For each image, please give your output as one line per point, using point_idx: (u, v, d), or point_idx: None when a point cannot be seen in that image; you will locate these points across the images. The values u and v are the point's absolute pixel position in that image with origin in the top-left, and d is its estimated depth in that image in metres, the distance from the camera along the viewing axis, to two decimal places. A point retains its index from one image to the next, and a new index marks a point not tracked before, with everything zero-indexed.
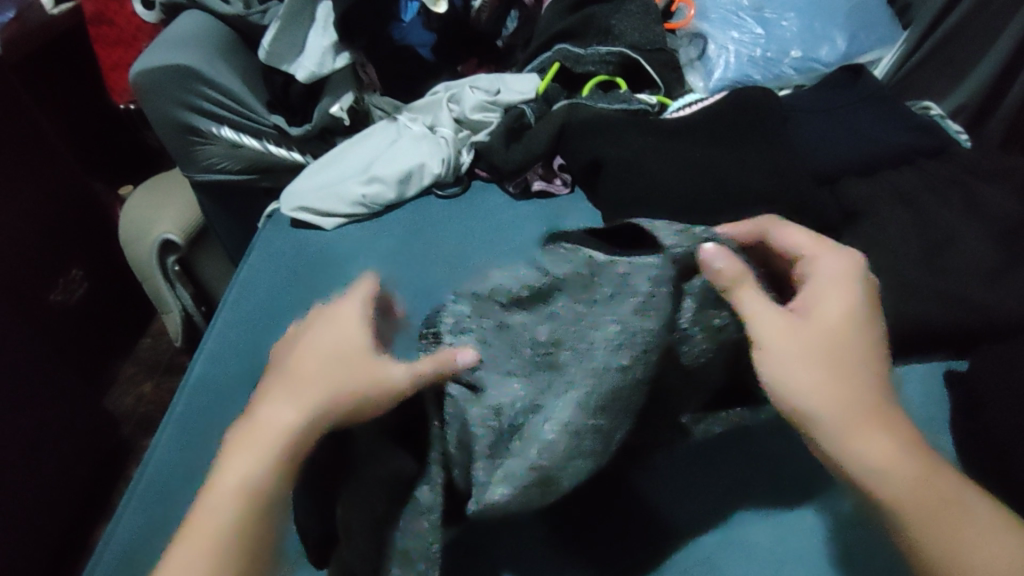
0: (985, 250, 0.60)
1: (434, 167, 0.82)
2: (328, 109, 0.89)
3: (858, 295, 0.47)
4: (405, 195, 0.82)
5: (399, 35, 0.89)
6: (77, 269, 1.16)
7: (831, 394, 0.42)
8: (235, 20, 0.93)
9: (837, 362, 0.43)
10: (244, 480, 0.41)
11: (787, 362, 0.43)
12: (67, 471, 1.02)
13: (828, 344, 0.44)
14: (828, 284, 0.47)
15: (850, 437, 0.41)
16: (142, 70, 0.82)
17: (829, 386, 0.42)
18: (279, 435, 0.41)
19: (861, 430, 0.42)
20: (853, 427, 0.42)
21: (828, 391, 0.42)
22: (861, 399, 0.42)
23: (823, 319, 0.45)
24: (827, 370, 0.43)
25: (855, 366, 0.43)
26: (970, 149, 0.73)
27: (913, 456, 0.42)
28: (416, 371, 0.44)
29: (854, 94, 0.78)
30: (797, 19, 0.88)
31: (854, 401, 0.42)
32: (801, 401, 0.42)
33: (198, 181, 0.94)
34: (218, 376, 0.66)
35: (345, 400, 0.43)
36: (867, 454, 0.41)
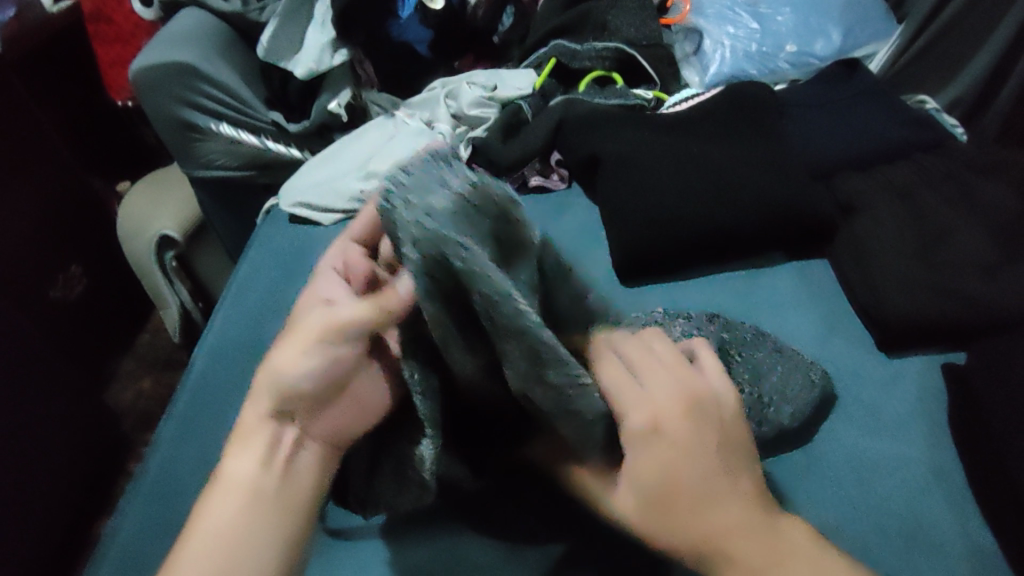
0: (980, 244, 0.61)
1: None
2: (327, 105, 0.89)
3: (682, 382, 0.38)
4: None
5: (396, 32, 0.91)
6: (77, 265, 1.17)
7: (688, 490, 0.36)
8: (233, 17, 0.94)
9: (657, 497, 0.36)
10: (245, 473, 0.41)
11: (635, 451, 0.37)
12: (69, 466, 1.03)
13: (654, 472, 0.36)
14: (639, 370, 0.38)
15: (706, 568, 0.37)
16: (142, 68, 0.83)
17: (665, 515, 0.36)
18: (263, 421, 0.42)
19: (698, 517, 0.36)
20: (705, 560, 0.36)
21: (683, 471, 0.36)
22: (702, 487, 0.36)
23: (654, 394, 0.37)
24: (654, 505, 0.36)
25: (689, 450, 0.36)
26: (966, 143, 0.74)
27: (775, 562, 0.37)
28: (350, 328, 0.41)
29: (849, 88, 0.79)
30: (792, 14, 0.89)
31: (699, 485, 0.36)
32: (634, 500, 0.37)
33: (197, 178, 0.95)
34: (216, 374, 0.67)
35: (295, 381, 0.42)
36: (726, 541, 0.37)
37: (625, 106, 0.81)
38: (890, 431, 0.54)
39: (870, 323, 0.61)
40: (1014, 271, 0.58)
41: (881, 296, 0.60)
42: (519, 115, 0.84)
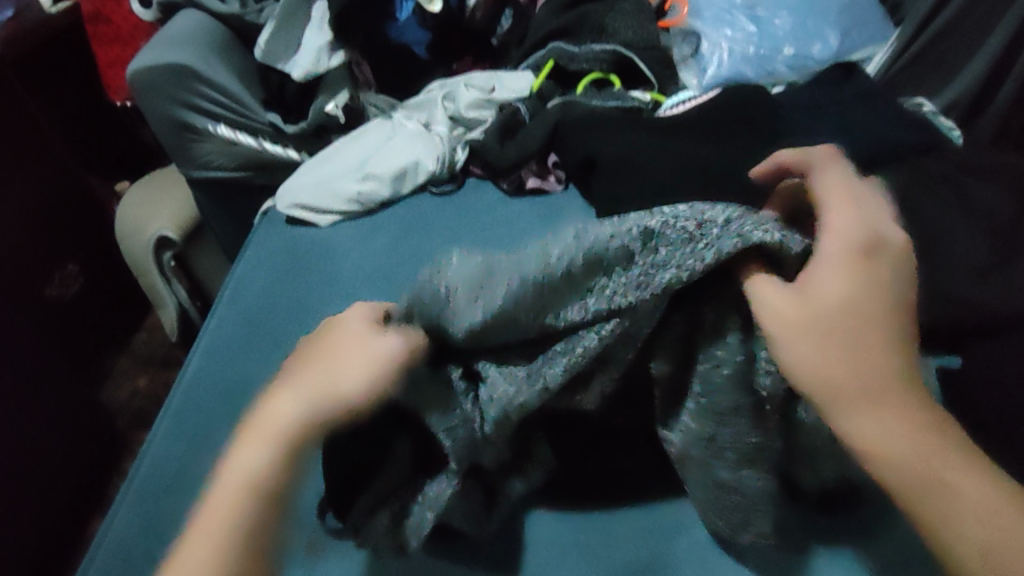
0: (980, 248, 0.61)
1: (427, 164, 0.82)
2: (323, 107, 0.89)
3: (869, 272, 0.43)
4: (401, 192, 0.83)
5: (395, 33, 0.91)
6: (73, 265, 1.17)
7: (860, 389, 0.40)
8: (231, 19, 0.94)
9: (864, 322, 0.41)
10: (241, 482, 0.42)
11: (818, 376, 0.41)
12: (62, 466, 1.03)
13: (843, 301, 0.41)
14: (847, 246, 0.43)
15: (841, 418, 0.40)
16: (139, 70, 0.83)
17: (833, 356, 0.40)
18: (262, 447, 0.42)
19: (903, 424, 0.40)
20: (865, 409, 0.40)
21: (861, 371, 0.40)
22: (891, 384, 0.40)
23: (837, 296, 0.41)
24: (841, 338, 0.41)
25: (897, 353, 0.41)
26: (964, 146, 0.74)
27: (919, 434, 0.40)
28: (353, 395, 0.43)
29: (846, 91, 0.79)
30: (789, 17, 0.89)
31: (890, 390, 0.40)
32: (815, 386, 0.41)
33: (194, 179, 0.95)
34: (212, 374, 0.67)
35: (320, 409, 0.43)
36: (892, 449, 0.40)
37: (623, 107, 0.81)
38: None
39: None
40: (1009, 274, 0.58)
41: None
42: (517, 115, 0.84)
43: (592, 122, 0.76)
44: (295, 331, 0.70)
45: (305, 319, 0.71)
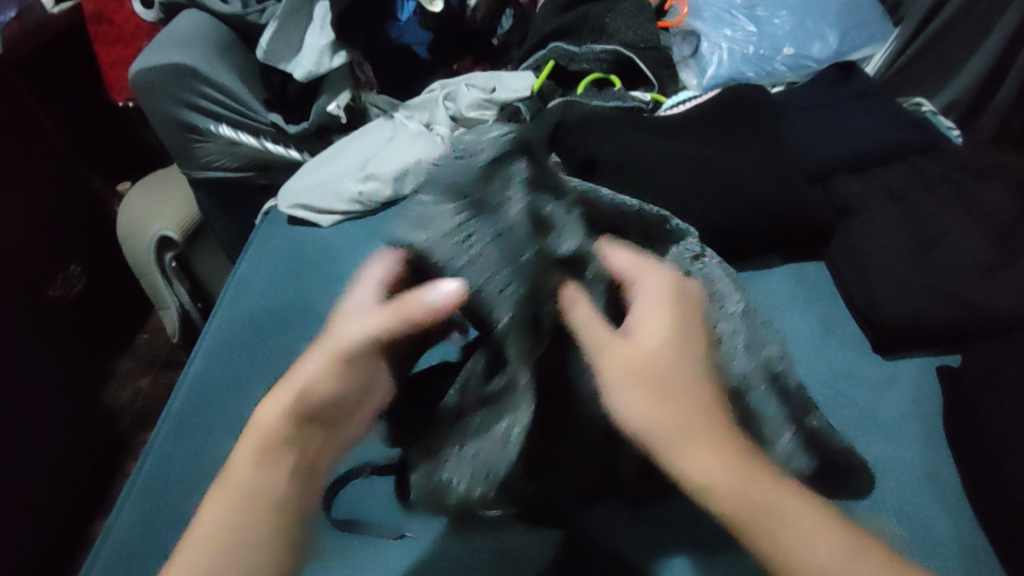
0: (978, 248, 0.61)
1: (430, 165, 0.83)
2: (325, 107, 0.89)
3: (674, 318, 0.40)
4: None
5: (395, 34, 0.92)
6: (76, 265, 1.17)
7: (666, 421, 0.35)
8: (233, 19, 0.94)
9: (654, 358, 0.37)
10: (242, 469, 0.36)
11: (619, 386, 0.37)
12: (65, 466, 1.03)
13: (670, 351, 0.38)
14: (654, 298, 0.41)
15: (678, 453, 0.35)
16: (141, 70, 0.83)
17: (667, 402, 0.36)
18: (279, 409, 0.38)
19: (696, 451, 0.35)
20: (684, 443, 0.35)
21: (656, 415, 0.36)
22: (697, 423, 0.36)
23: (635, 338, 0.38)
24: (646, 372, 0.37)
25: (693, 380, 0.37)
26: (962, 145, 0.74)
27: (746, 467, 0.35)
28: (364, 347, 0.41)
29: (846, 91, 0.79)
30: (790, 17, 0.89)
31: (682, 417, 0.36)
32: (647, 436, 0.36)
33: (196, 179, 0.96)
34: (215, 372, 0.67)
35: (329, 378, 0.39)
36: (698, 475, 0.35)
37: (622, 108, 0.82)
38: (884, 434, 0.54)
39: (865, 324, 0.62)
40: (1005, 274, 0.59)
41: (877, 298, 0.60)
42: (519, 114, 0.84)
43: (590, 120, 0.77)
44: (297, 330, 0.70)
45: (307, 318, 0.71)
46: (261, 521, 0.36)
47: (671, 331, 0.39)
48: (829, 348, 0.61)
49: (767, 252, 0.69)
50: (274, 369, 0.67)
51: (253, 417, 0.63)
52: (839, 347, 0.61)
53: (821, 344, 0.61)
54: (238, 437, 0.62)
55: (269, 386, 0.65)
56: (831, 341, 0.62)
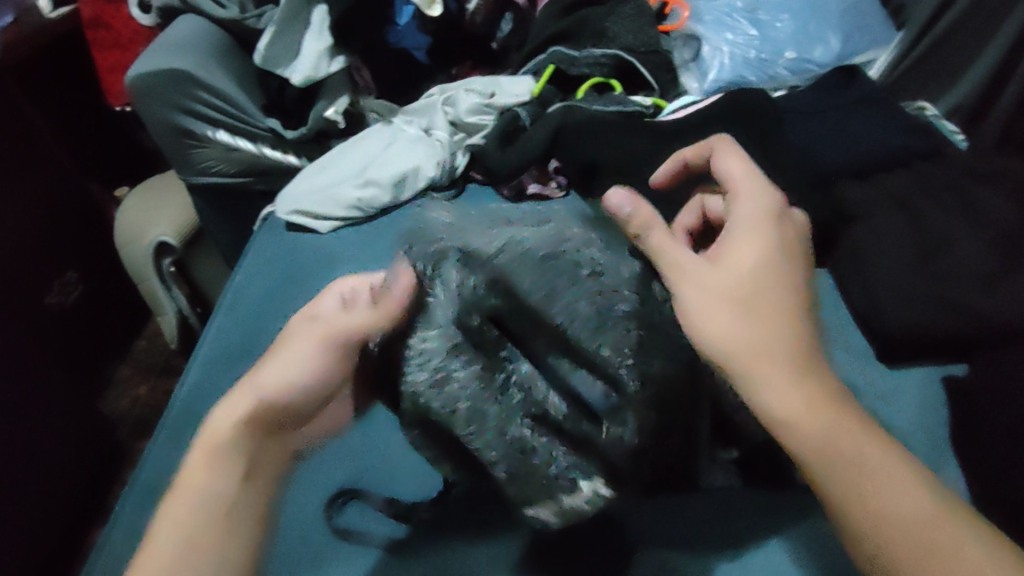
0: (984, 254, 0.60)
1: (429, 170, 0.82)
2: (323, 113, 0.88)
3: (773, 242, 0.44)
4: (401, 197, 0.82)
5: (394, 37, 0.93)
6: (73, 272, 1.17)
7: (752, 343, 0.41)
8: (230, 24, 0.93)
9: (745, 284, 0.42)
10: (218, 480, 0.42)
11: (725, 303, 0.42)
12: (63, 475, 1.02)
13: (757, 276, 0.43)
14: (752, 221, 0.45)
15: (753, 379, 0.40)
16: (138, 75, 0.83)
17: (750, 329, 0.41)
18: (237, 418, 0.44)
19: (781, 379, 0.40)
20: (756, 364, 0.40)
21: (750, 335, 0.41)
22: (788, 351, 0.41)
23: (735, 257, 0.43)
24: (737, 300, 0.42)
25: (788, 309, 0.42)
26: (966, 150, 0.73)
27: (827, 410, 0.40)
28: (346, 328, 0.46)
29: (849, 95, 0.78)
30: (791, 20, 0.88)
31: (771, 344, 0.41)
32: (721, 358, 0.41)
33: (194, 185, 0.95)
34: (212, 381, 0.66)
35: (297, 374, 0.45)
36: (775, 395, 0.40)
37: (622, 113, 0.81)
38: None
39: (869, 334, 0.61)
40: (1013, 282, 0.58)
41: (882, 306, 0.59)
42: (518, 120, 0.83)
43: (589, 125, 0.76)
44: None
45: None
46: (216, 512, 0.41)
47: (764, 255, 0.44)
48: (834, 358, 0.60)
49: None
50: None
51: None
52: (844, 355, 0.60)
53: (825, 354, 0.60)
54: None
55: None
56: (836, 350, 0.60)
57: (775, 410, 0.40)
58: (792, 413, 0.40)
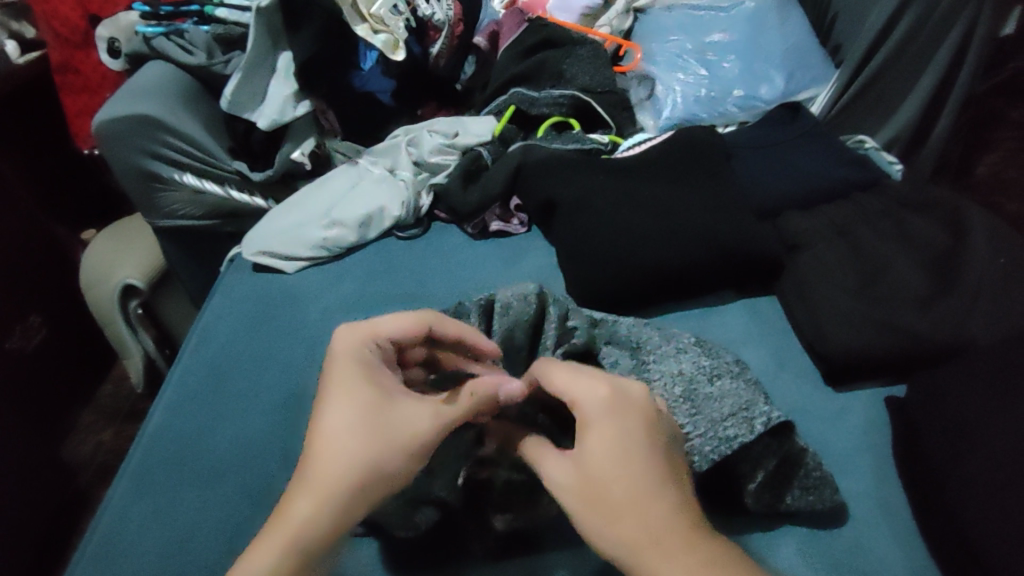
0: (917, 279, 0.63)
1: (394, 211, 0.84)
2: (289, 155, 0.91)
3: (636, 410, 0.43)
4: (368, 237, 0.84)
5: (358, 82, 0.93)
6: (37, 316, 1.16)
7: (600, 461, 0.41)
8: (197, 69, 0.95)
9: (629, 474, 0.41)
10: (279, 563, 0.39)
11: (602, 418, 0.43)
12: (20, 525, 1.00)
13: (624, 462, 0.41)
14: (607, 393, 0.44)
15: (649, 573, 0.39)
16: (104, 120, 0.84)
17: (629, 522, 0.40)
18: (328, 510, 0.41)
19: (627, 515, 0.40)
20: (646, 557, 0.39)
21: (629, 528, 0.39)
22: (643, 489, 0.40)
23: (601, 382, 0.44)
24: (622, 491, 0.40)
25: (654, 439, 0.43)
26: (902, 181, 0.77)
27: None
28: (448, 420, 0.45)
29: (793, 130, 0.82)
30: (737, 61, 0.93)
31: (625, 485, 0.40)
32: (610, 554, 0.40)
33: (161, 228, 0.96)
34: (176, 424, 0.67)
35: (378, 458, 0.43)
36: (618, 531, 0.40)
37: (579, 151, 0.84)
38: (837, 468, 0.55)
39: (816, 357, 0.63)
40: (946, 304, 0.61)
41: (826, 330, 0.62)
42: (479, 159, 0.86)
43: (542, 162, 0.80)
44: (263, 367, 0.71)
45: (271, 366, 0.71)
46: None
47: (620, 435, 0.42)
48: (783, 383, 0.62)
49: (723, 288, 0.71)
50: (236, 419, 0.66)
51: (213, 470, 0.62)
52: (793, 379, 0.62)
53: (773, 378, 0.63)
54: (195, 490, 0.60)
55: (232, 434, 0.65)
56: (785, 374, 0.63)
57: (619, 539, 0.39)
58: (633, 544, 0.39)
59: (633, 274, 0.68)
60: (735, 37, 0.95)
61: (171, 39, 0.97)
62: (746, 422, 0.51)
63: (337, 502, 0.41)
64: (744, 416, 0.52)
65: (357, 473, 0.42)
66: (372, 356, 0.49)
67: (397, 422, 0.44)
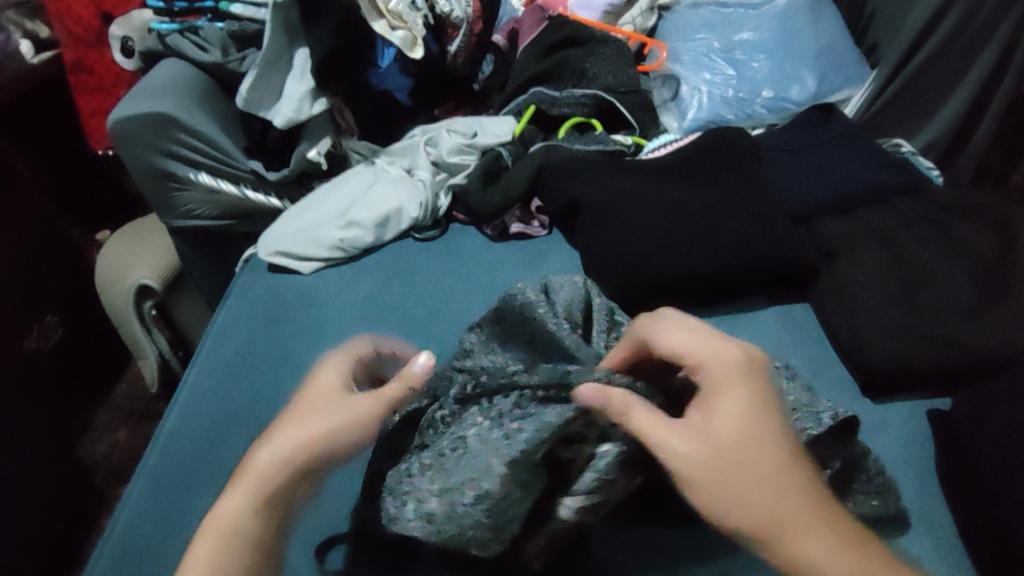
0: (963, 288, 0.60)
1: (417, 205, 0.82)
2: (305, 154, 0.89)
3: (750, 385, 0.45)
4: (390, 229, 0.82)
5: (376, 80, 0.91)
6: (52, 316, 1.14)
7: (729, 435, 0.42)
8: (213, 67, 0.94)
9: (757, 446, 0.42)
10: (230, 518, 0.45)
11: (723, 389, 0.44)
12: (36, 526, 0.98)
13: (747, 437, 0.42)
14: (727, 375, 0.45)
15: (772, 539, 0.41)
16: (119, 118, 0.83)
17: (758, 493, 0.41)
18: (272, 476, 0.45)
19: (756, 476, 0.42)
20: (774, 528, 0.41)
21: (758, 499, 0.41)
22: (768, 462, 0.42)
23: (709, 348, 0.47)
24: (753, 462, 0.42)
25: (766, 408, 0.44)
26: (943, 186, 0.74)
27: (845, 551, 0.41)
28: (388, 399, 0.47)
29: (826, 132, 0.79)
30: (767, 60, 0.90)
31: (751, 451, 0.42)
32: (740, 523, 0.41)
33: (175, 228, 0.94)
34: (191, 428, 0.64)
35: (323, 432, 0.46)
36: (750, 487, 0.41)
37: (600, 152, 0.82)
38: None
39: (852, 367, 0.60)
40: (994, 315, 0.57)
41: (865, 339, 0.59)
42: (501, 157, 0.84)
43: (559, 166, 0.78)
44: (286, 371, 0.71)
45: (288, 369, 0.69)
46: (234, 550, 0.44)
47: (745, 408, 0.43)
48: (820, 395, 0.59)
49: (755, 295, 0.68)
50: (252, 422, 0.64)
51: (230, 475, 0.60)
52: (830, 391, 0.59)
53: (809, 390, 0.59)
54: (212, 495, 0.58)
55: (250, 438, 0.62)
56: (822, 385, 0.60)
57: (751, 508, 0.41)
58: (764, 504, 0.41)
59: (661, 280, 0.65)
60: (764, 36, 0.92)
61: (187, 37, 0.96)
62: (813, 415, 0.48)
63: (255, 495, 0.45)
64: (809, 410, 0.49)
65: (304, 447, 0.46)
66: (347, 361, 0.52)
67: (340, 408, 0.47)
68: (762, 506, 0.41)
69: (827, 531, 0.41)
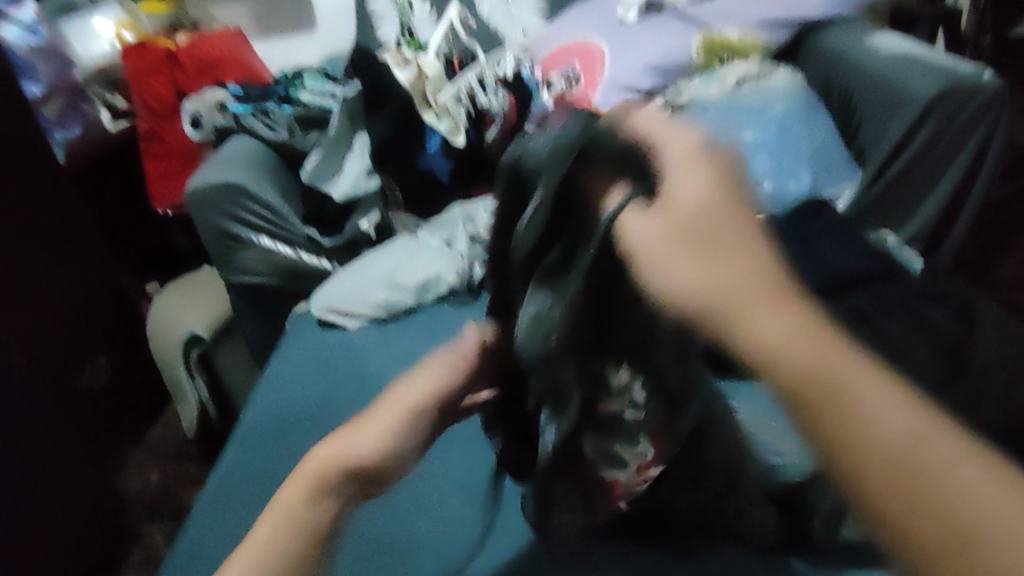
0: (933, 363, 0.69)
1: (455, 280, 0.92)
2: (358, 224, 1.02)
3: (711, 155, 0.38)
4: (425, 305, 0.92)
5: (423, 162, 1.03)
6: (105, 358, 1.25)
7: (690, 209, 0.36)
8: (280, 145, 1.07)
9: (722, 206, 0.36)
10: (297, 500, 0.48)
11: (670, 156, 0.38)
12: (73, 553, 1.06)
13: (711, 200, 0.36)
14: (677, 149, 0.38)
15: (740, 310, 0.33)
16: (196, 186, 0.97)
17: (711, 259, 0.34)
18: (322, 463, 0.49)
19: (740, 274, 0.34)
20: (742, 302, 0.33)
21: (724, 265, 0.34)
22: (739, 224, 0.35)
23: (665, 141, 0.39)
24: (714, 218, 0.35)
25: (727, 176, 0.37)
26: (919, 275, 0.84)
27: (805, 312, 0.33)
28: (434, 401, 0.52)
29: (819, 223, 0.90)
30: (768, 159, 1.00)
31: (713, 238, 0.35)
32: (696, 297, 0.34)
33: (233, 284, 1.05)
34: (245, 462, 0.73)
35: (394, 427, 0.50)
36: (739, 306, 0.33)
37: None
38: None
39: None
40: (960, 388, 0.66)
41: None
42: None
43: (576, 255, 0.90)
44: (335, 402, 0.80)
45: (328, 413, 0.77)
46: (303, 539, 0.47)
47: (710, 173, 0.36)
48: None
49: None
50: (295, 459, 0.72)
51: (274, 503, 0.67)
52: None
53: None
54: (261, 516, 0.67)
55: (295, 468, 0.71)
56: None
57: (713, 273, 0.34)
58: (773, 320, 0.33)
59: None
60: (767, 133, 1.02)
61: (259, 118, 1.10)
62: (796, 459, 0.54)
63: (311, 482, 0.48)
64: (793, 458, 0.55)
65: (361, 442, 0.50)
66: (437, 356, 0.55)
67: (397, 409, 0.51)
68: (781, 343, 0.32)
69: (794, 310, 0.33)
